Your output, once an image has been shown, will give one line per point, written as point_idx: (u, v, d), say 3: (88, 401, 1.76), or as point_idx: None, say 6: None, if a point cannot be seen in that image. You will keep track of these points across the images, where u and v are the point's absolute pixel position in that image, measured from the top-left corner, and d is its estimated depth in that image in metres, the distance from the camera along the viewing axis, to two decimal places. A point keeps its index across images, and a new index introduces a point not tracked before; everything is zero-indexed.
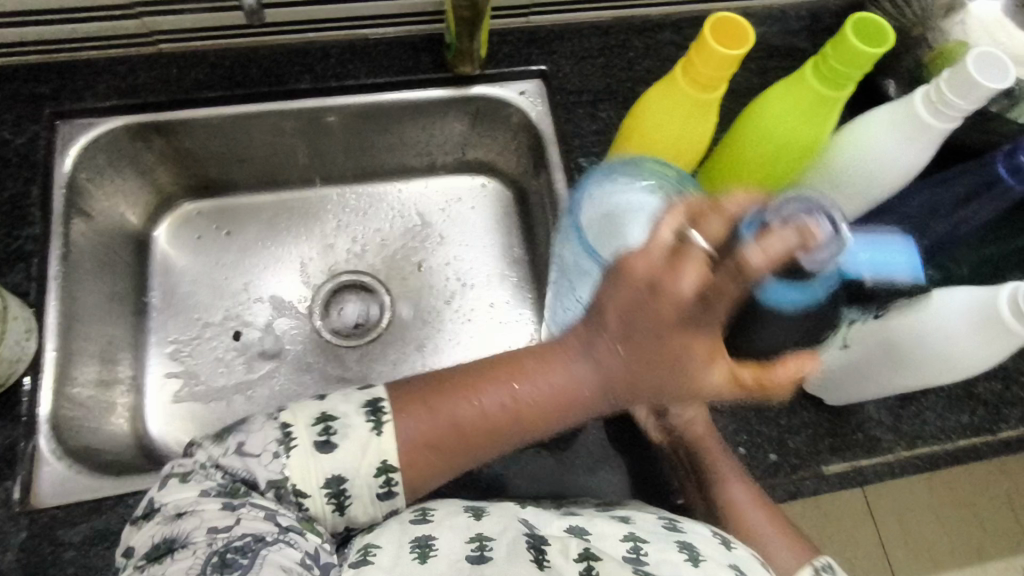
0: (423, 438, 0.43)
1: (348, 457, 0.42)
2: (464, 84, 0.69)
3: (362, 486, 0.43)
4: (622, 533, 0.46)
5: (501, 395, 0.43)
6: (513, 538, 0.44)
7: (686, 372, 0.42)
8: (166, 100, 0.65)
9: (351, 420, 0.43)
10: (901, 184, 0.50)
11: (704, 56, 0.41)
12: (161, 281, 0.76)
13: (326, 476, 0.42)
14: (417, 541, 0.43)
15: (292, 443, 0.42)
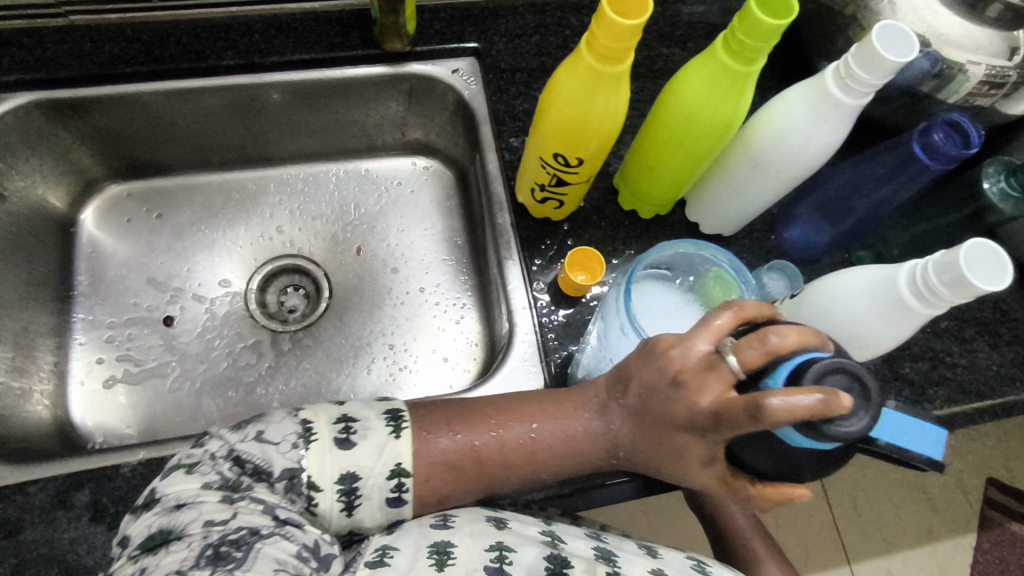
0: (438, 469, 0.45)
1: (366, 456, 0.43)
2: (395, 61, 0.68)
3: (373, 488, 0.44)
4: (649, 566, 0.47)
5: (521, 433, 0.46)
6: (534, 554, 0.44)
7: (683, 465, 0.42)
8: (81, 75, 0.63)
9: (371, 423, 0.45)
10: (818, 161, 0.50)
11: (604, 27, 0.40)
12: (87, 265, 0.74)
13: (341, 473, 0.43)
14: (435, 547, 0.43)
15: (313, 437, 0.43)
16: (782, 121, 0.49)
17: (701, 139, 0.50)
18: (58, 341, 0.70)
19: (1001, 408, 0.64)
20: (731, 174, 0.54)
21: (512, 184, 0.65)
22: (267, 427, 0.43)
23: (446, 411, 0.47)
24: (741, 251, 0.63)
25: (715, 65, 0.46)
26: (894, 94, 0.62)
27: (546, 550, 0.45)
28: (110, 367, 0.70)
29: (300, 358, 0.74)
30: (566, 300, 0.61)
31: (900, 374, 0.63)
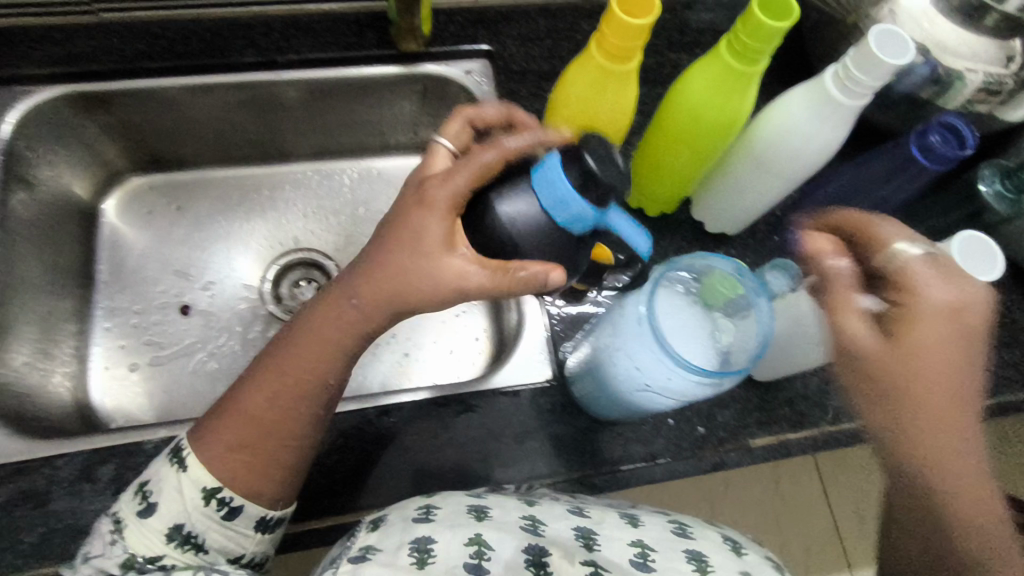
0: (227, 450, 0.48)
1: (171, 504, 0.46)
2: (409, 62, 0.70)
3: (204, 521, 0.46)
4: (629, 539, 0.49)
5: (257, 390, 0.49)
6: (516, 545, 0.46)
7: (424, 253, 0.45)
8: (108, 69, 0.65)
9: (161, 476, 0.47)
10: (819, 160, 0.52)
11: (614, 27, 0.42)
12: (109, 254, 0.77)
13: (165, 528, 0.46)
14: (417, 544, 0.44)
15: (121, 525, 0.46)
16: (784, 122, 0.51)
17: (706, 138, 0.52)
18: (80, 326, 0.72)
19: (999, 407, 0.65)
20: (735, 172, 0.56)
21: None
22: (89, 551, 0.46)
23: (207, 422, 0.49)
24: (743, 250, 0.65)
25: (719, 65, 0.48)
26: (894, 99, 0.64)
27: (525, 541, 0.47)
28: (129, 353, 0.73)
29: None
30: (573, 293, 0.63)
31: None
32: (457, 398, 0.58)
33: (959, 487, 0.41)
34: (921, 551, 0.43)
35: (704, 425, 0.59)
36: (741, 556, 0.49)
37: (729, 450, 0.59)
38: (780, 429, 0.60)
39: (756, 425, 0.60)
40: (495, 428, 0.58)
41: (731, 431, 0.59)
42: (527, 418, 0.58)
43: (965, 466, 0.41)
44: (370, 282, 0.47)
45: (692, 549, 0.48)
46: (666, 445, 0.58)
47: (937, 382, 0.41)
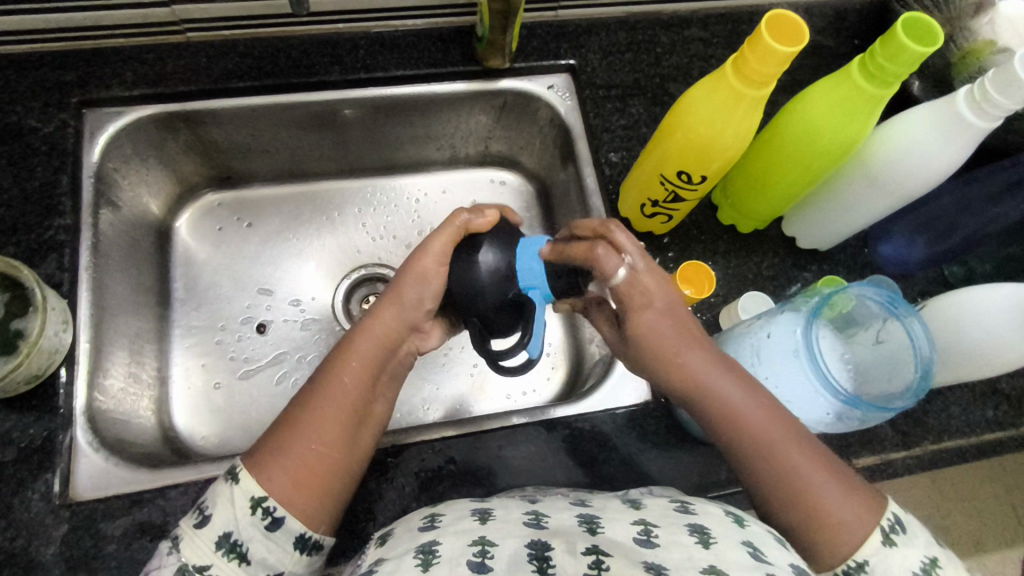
0: (292, 463, 0.46)
1: (223, 514, 0.44)
2: (492, 78, 0.69)
3: (250, 528, 0.44)
4: (632, 518, 0.41)
5: (321, 409, 0.48)
6: (517, 542, 0.39)
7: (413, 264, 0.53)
8: (196, 90, 0.65)
9: (216, 489, 0.45)
10: (935, 181, 0.51)
11: (758, 50, 0.41)
12: (183, 272, 0.76)
13: (215, 538, 0.43)
14: (420, 551, 0.39)
15: (178, 540, 0.44)
16: (905, 142, 0.50)
17: (821, 159, 0.51)
18: (160, 347, 0.71)
19: None
20: (843, 192, 0.55)
21: (611, 197, 0.67)
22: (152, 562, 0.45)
23: (274, 438, 0.47)
24: (836, 266, 0.64)
25: (846, 87, 0.47)
26: None
27: (529, 537, 0.39)
28: (208, 373, 0.72)
29: None
30: None
31: (997, 389, 0.64)
32: (561, 421, 0.58)
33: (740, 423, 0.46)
34: (767, 494, 0.46)
35: None
36: (746, 526, 0.40)
37: None
38: (882, 448, 0.60)
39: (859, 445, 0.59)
40: (600, 453, 0.57)
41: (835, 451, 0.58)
42: (632, 441, 0.57)
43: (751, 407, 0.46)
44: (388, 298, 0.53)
45: (696, 522, 0.40)
46: None
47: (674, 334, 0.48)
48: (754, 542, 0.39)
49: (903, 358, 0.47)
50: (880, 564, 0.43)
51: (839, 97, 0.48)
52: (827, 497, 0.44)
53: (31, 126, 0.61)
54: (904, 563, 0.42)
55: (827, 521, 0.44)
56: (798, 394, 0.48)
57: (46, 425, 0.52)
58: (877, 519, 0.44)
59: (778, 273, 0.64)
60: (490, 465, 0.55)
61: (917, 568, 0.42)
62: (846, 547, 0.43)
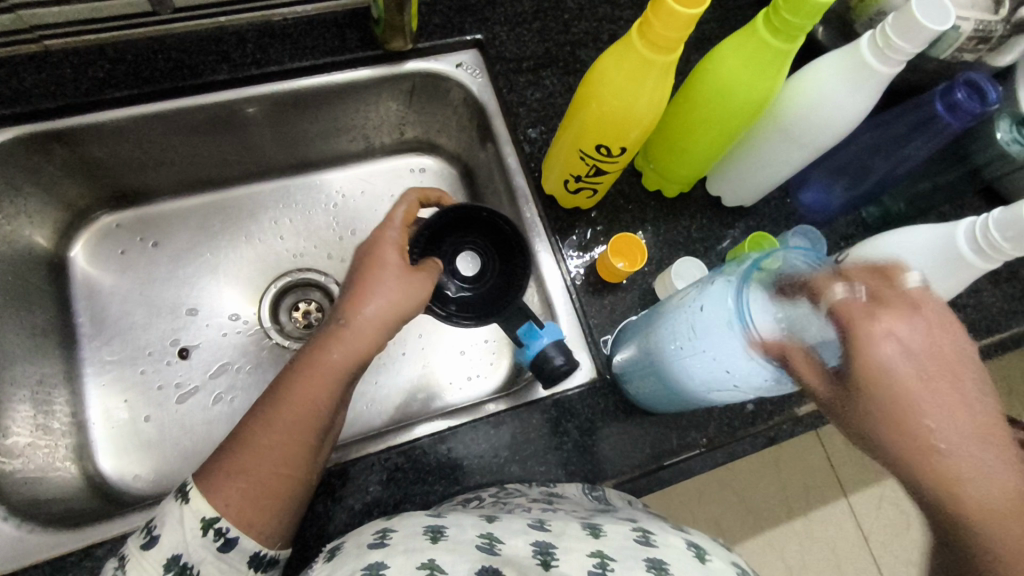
0: (242, 481, 0.43)
1: (173, 534, 0.42)
2: (395, 61, 0.65)
3: (200, 551, 0.42)
4: (588, 549, 0.38)
5: (270, 425, 0.45)
6: (469, 568, 0.36)
7: (377, 267, 0.48)
8: (66, 104, 0.58)
9: (165, 510, 0.43)
10: (847, 129, 0.51)
11: (662, 13, 0.39)
12: (87, 304, 0.70)
13: (164, 561, 0.41)
14: (369, 568, 0.36)
15: (124, 558, 0.41)
16: (816, 95, 0.50)
17: (737, 117, 0.50)
18: (71, 389, 0.66)
19: (1012, 339, 0.68)
20: (760, 149, 0.55)
21: (534, 175, 0.64)
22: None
23: (228, 451, 0.44)
24: (762, 220, 0.65)
25: (754, 43, 0.46)
26: None
27: (481, 562, 0.37)
28: (131, 408, 0.67)
29: None
30: (605, 286, 0.61)
31: None
32: (508, 412, 0.56)
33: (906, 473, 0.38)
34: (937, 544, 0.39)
35: (753, 402, 0.59)
36: (707, 564, 0.38)
37: (781, 422, 0.59)
38: None
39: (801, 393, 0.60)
40: (552, 438, 0.56)
41: (779, 403, 0.60)
42: (581, 422, 0.57)
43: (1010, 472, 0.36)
44: (352, 301, 0.48)
45: (654, 557, 0.37)
46: (720, 427, 0.58)
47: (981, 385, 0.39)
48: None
49: None
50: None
51: (747, 54, 0.47)
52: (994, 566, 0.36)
53: None
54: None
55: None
56: (735, 362, 0.46)
57: None
58: None
59: (707, 234, 0.64)
60: (443, 467, 0.54)
61: None
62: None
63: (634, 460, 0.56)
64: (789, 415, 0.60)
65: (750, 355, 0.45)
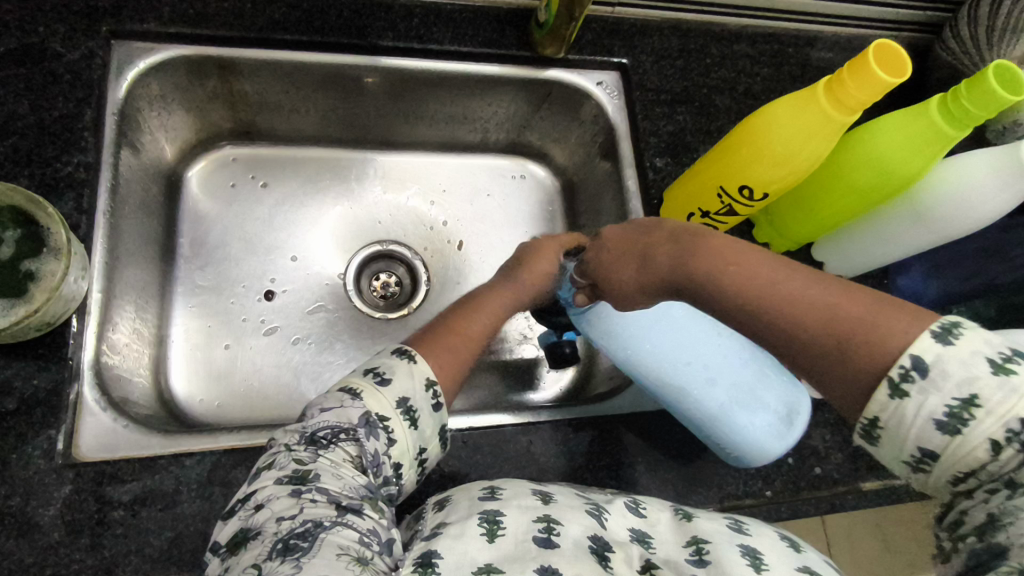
0: (446, 355, 0.47)
1: (403, 381, 0.43)
2: (543, 66, 0.68)
3: (422, 401, 0.44)
4: (685, 538, 0.41)
5: (472, 329, 0.51)
6: (581, 529, 0.40)
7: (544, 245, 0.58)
8: (238, 36, 0.61)
9: (391, 361, 0.44)
10: (978, 225, 0.53)
11: (860, 74, 0.41)
12: (190, 227, 0.71)
13: (395, 400, 0.42)
14: (485, 517, 0.40)
15: (357, 391, 0.42)
16: (961, 185, 0.52)
17: (880, 189, 0.52)
18: (161, 304, 0.67)
19: None
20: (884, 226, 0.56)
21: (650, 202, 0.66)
22: (322, 402, 0.42)
23: (432, 336, 0.48)
24: None
25: (919, 124, 0.48)
26: None
27: (592, 529, 0.40)
28: (210, 336, 0.68)
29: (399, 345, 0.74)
30: None
31: None
32: (588, 421, 0.57)
33: (729, 315, 0.40)
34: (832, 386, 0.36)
35: (820, 466, 0.60)
36: (803, 553, 0.40)
37: (843, 492, 0.60)
38: (888, 474, 0.61)
39: (867, 468, 0.61)
40: (626, 456, 0.57)
41: (845, 474, 0.60)
42: (655, 448, 0.57)
43: (761, 271, 0.39)
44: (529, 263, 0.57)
45: (748, 544, 0.40)
46: (785, 483, 0.59)
47: (685, 237, 0.44)
48: (811, 568, 0.39)
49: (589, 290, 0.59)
50: (891, 419, 0.33)
51: (910, 132, 0.49)
52: (813, 319, 0.36)
53: (55, 51, 0.56)
54: (921, 414, 0.32)
55: (846, 334, 0.35)
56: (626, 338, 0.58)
57: (52, 376, 0.47)
58: (895, 358, 0.33)
59: None
60: (518, 458, 0.54)
61: (947, 414, 0.32)
62: (866, 359, 0.34)
63: (698, 496, 0.56)
64: (852, 487, 0.60)
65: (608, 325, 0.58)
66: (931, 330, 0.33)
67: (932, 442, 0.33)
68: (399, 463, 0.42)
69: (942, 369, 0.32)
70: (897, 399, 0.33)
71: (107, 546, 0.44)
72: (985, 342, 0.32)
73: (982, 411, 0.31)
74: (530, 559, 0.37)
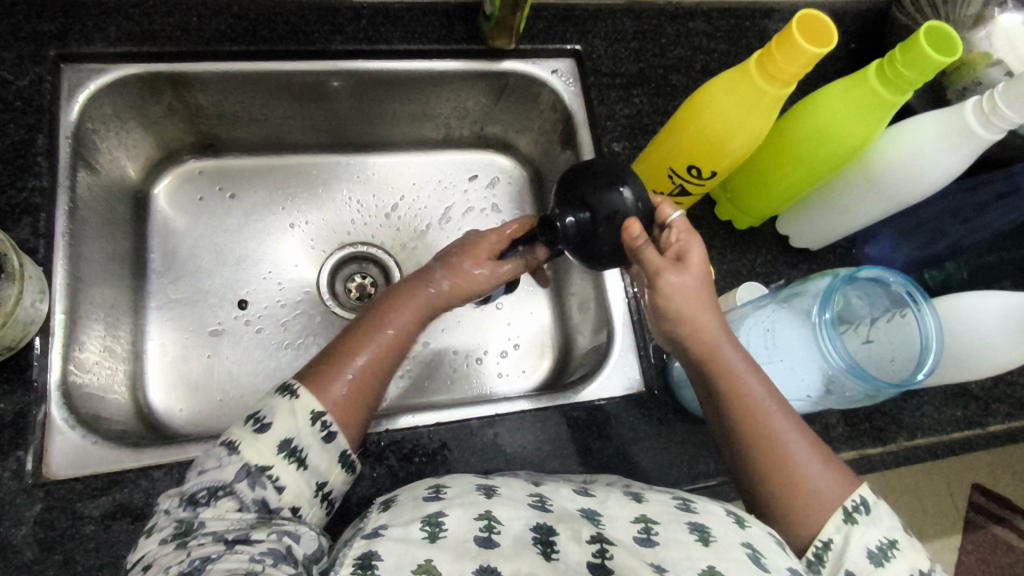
0: (351, 387, 0.47)
1: (284, 423, 0.44)
2: (496, 58, 0.68)
3: (309, 438, 0.44)
4: (633, 515, 0.41)
5: (368, 354, 0.49)
6: (522, 524, 0.40)
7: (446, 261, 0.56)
8: (184, 50, 0.62)
9: (269, 403, 0.45)
10: (931, 188, 0.53)
11: (788, 49, 0.42)
12: (160, 242, 0.72)
13: (277, 442, 0.43)
14: (428, 519, 0.39)
15: (236, 442, 0.42)
16: (908, 149, 0.52)
17: (829, 159, 0.51)
18: (134, 321, 0.68)
19: None
20: (840, 194, 0.56)
21: None
22: (203, 462, 0.43)
23: (323, 367, 0.48)
24: (826, 265, 0.65)
25: (860, 92, 0.48)
26: None
27: (534, 519, 0.40)
28: (187, 348, 0.69)
29: None
30: None
31: (968, 389, 0.64)
32: (555, 410, 0.57)
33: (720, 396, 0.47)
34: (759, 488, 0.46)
35: None
36: (747, 528, 0.40)
37: None
38: (861, 444, 0.61)
39: (840, 440, 0.60)
40: (594, 441, 0.57)
41: None
42: (622, 433, 0.58)
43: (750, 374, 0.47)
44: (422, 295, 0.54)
45: (698, 522, 0.40)
46: None
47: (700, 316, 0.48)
48: (753, 545, 0.39)
49: (901, 333, 0.47)
50: (840, 540, 0.43)
51: (851, 99, 0.48)
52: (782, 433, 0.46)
53: (4, 79, 0.58)
54: (860, 543, 0.43)
55: (811, 492, 0.44)
56: (763, 337, 0.50)
57: (19, 398, 0.49)
58: (845, 499, 0.44)
59: (770, 270, 0.64)
60: (484, 451, 0.55)
61: (873, 546, 0.43)
62: (812, 526, 0.44)
63: (668, 477, 0.57)
64: None
65: (777, 324, 0.50)
66: (855, 499, 0.44)
67: (867, 572, 0.41)
68: (296, 506, 0.43)
69: (879, 514, 0.44)
70: (850, 523, 0.43)
71: (80, 561, 0.45)
72: (881, 526, 0.44)
73: (898, 552, 0.43)
74: (469, 560, 0.37)
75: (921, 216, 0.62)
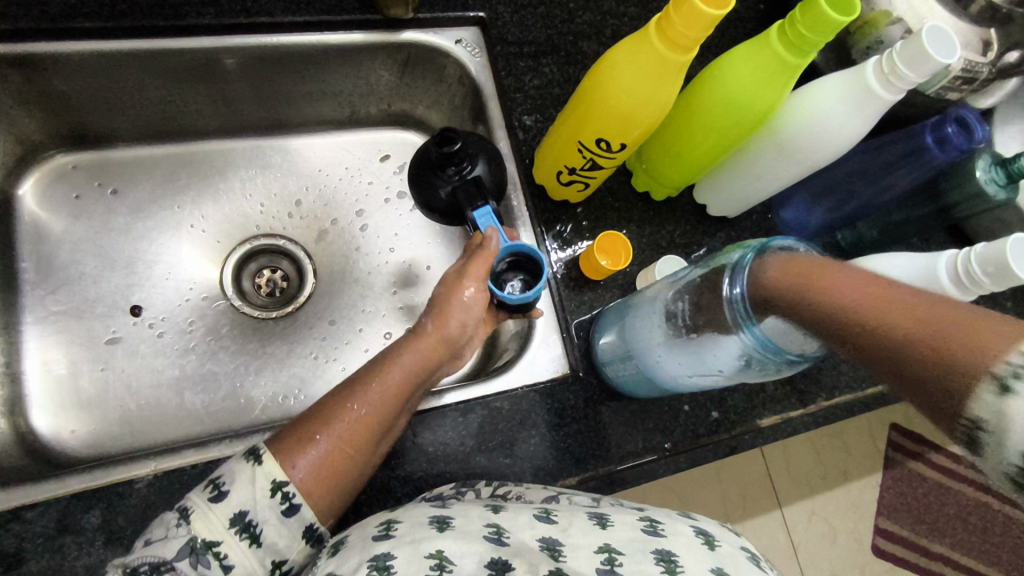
0: (325, 463, 0.42)
1: (240, 492, 0.40)
2: (395, 28, 0.63)
3: (266, 510, 0.40)
4: (595, 545, 0.39)
5: (347, 419, 0.44)
6: (475, 561, 0.36)
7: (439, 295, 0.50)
8: (29, 28, 0.55)
9: (234, 467, 0.41)
10: (838, 150, 0.53)
11: (684, 12, 0.39)
12: (32, 249, 0.65)
13: (229, 515, 0.39)
14: (374, 562, 0.36)
15: (189, 511, 0.39)
16: (815, 111, 0.51)
17: (738, 126, 0.50)
18: (7, 340, 0.61)
19: None
20: (752, 160, 0.55)
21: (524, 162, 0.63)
22: (151, 531, 0.39)
23: (295, 431, 0.43)
24: (743, 232, 0.65)
25: (765, 54, 0.46)
26: None
27: (488, 554, 0.37)
28: (73, 366, 0.63)
29: (289, 345, 0.69)
30: (584, 282, 0.61)
31: None
32: (478, 402, 0.55)
33: None
34: None
35: (717, 410, 0.60)
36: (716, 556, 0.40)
37: (741, 433, 0.60)
38: (783, 407, 0.61)
39: (762, 405, 0.61)
40: (521, 431, 0.55)
41: (741, 413, 0.60)
42: (548, 419, 0.56)
43: None
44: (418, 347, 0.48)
45: (663, 548, 0.39)
46: (683, 434, 0.58)
47: None
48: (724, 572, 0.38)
49: None
50: None
51: (757, 63, 0.47)
52: None
53: None
54: None
55: None
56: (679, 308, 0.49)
57: None
58: None
59: (689, 240, 0.64)
60: (405, 451, 0.52)
61: None
62: None
63: (597, 460, 0.56)
64: (749, 426, 0.60)
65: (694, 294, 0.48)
66: None
67: None
68: None
69: None
70: None
71: None
72: None
73: None
74: None
75: (831, 178, 0.62)
